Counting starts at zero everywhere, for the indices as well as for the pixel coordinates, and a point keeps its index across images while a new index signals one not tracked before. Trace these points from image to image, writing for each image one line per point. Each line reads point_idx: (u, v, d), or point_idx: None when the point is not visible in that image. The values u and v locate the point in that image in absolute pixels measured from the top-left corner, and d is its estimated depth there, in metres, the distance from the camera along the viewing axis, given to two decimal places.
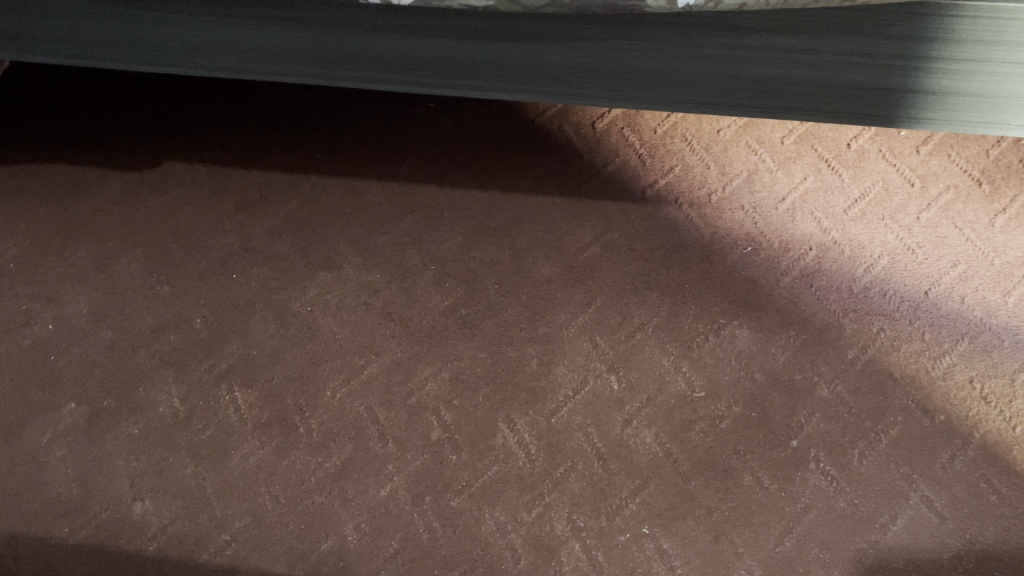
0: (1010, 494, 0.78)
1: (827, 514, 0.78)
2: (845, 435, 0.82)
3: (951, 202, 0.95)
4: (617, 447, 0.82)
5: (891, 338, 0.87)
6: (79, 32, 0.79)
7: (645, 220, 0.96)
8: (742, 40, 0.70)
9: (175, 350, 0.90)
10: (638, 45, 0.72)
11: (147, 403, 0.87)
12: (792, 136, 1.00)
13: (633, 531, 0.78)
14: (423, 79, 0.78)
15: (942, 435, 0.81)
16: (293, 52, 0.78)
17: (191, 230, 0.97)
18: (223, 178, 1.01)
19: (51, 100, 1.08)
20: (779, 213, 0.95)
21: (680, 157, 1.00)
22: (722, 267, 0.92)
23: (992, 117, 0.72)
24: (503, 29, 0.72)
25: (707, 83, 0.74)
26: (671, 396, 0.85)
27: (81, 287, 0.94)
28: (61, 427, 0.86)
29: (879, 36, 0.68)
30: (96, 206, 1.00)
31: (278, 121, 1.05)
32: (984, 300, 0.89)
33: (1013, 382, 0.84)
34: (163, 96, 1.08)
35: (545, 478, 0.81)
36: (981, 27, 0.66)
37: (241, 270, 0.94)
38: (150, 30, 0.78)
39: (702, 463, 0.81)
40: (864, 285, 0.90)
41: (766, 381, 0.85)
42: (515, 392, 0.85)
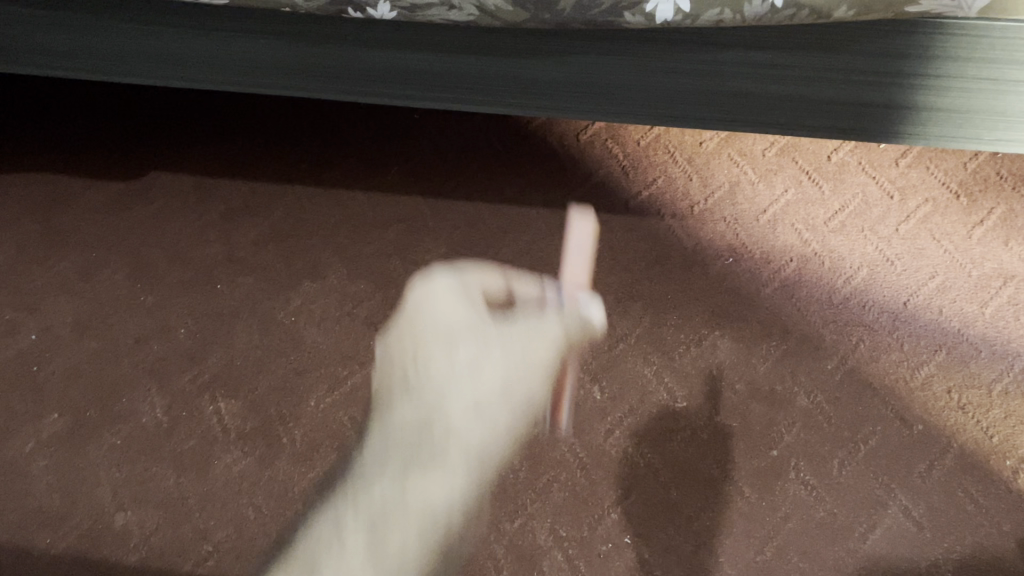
0: (987, 503, 0.79)
1: (808, 524, 0.79)
2: (824, 445, 0.83)
3: (929, 214, 0.96)
4: (599, 457, 0.83)
5: (870, 349, 0.88)
6: (65, 44, 0.80)
7: (628, 230, 0.97)
8: (719, 54, 0.71)
9: (159, 359, 0.90)
10: (616, 60, 0.73)
11: (130, 413, 0.86)
12: (773, 149, 1.02)
13: (614, 541, 0.79)
14: (406, 92, 0.79)
15: (921, 445, 0.82)
16: (277, 65, 0.78)
17: (176, 239, 0.98)
18: (209, 188, 1.01)
19: (37, 110, 1.08)
20: (760, 225, 0.96)
21: (663, 169, 1.01)
22: (704, 278, 0.93)
23: (963, 132, 0.74)
24: (483, 44, 0.73)
25: (687, 98, 0.76)
26: (652, 406, 0.85)
27: (66, 297, 0.94)
28: (43, 438, 0.86)
29: (853, 53, 0.69)
30: (80, 216, 1.00)
31: (264, 131, 1.05)
32: (962, 311, 0.90)
33: (990, 393, 0.85)
34: (150, 107, 1.09)
35: (505, 343, 0.76)
36: (951, 44, 0.67)
37: (225, 280, 0.94)
38: (134, 41, 0.78)
39: (682, 473, 0.82)
40: (843, 296, 0.91)
41: (747, 392, 0.86)
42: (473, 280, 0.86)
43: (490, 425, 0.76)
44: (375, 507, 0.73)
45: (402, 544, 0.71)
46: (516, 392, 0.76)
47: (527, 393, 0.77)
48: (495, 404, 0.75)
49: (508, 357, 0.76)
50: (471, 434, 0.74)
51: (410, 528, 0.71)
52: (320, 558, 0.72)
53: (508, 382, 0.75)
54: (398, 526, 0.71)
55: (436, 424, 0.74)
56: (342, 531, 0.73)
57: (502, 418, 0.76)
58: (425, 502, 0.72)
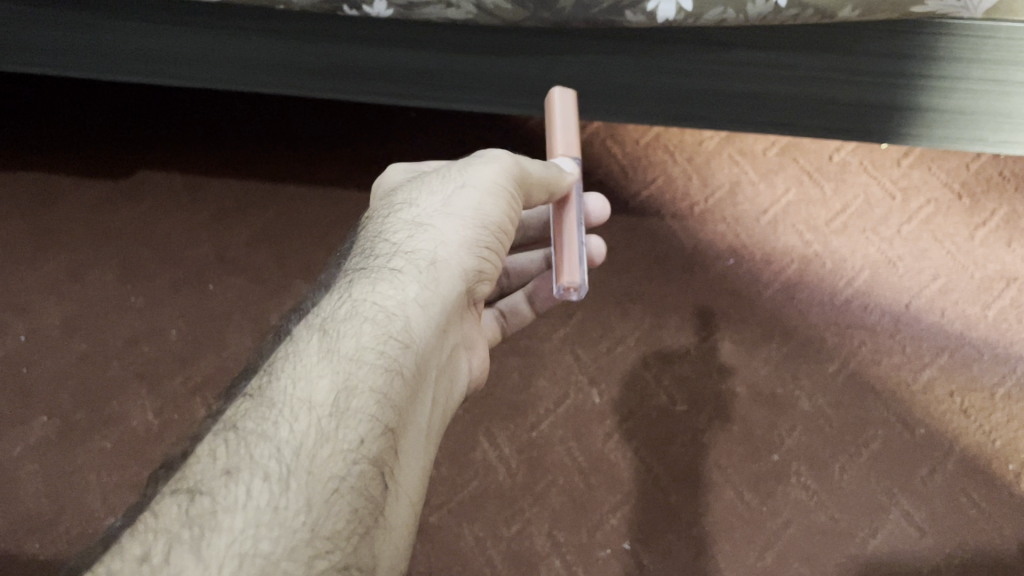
0: (989, 508, 0.78)
1: (808, 529, 0.78)
2: (824, 449, 0.82)
3: (931, 215, 0.94)
4: (597, 461, 0.82)
5: (872, 352, 0.87)
6: (54, 41, 0.78)
7: (627, 231, 0.95)
8: (721, 54, 0.70)
9: (149, 361, 0.88)
10: (616, 59, 0.71)
11: (121, 416, 0.85)
12: (774, 148, 0.99)
13: (613, 546, 0.78)
14: (403, 90, 0.78)
15: (924, 449, 0.82)
16: (272, 63, 0.77)
17: (168, 239, 0.96)
18: (201, 187, 1.00)
19: (24, 103, 1.06)
20: (761, 225, 0.95)
21: (663, 168, 0.99)
22: (703, 279, 0.92)
23: (969, 133, 0.73)
24: (481, 42, 0.71)
25: (688, 97, 0.74)
26: (652, 409, 0.84)
27: (56, 298, 0.93)
28: (32, 442, 0.84)
29: (858, 53, 0.68)
30: (71, 215, 0.98)
31: (255, 127, 1.03)
32: (964, 313, 0.89)
33: (992, 396, 0.84)
34: (136, 100, 1.06)
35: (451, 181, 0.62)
36: (957, 46, 0.65)
37: (218, 281, 0.93)
38: (124, 39, 0.77)
39: (682, 477, 0.81)
40: (845, 298, 0.90)
41: (747, 395, 0.85)
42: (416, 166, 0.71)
43: (456, 245, 0.58)
44: (319, 319, 0.54)
45: (348, 376, 0.51)
46: (465, 208, 0.59)
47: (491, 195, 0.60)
48: (440, 219, 0.58)
49: (448, 174, 0.61)
50: (421, 241, 0.58)
51: (363, 325, 0.53)
52: (267, 368, 0.53)
53: (463, 175, 0.61)
54: (347, 321, 0.53)
55: (393, 228, 0.59)
56: (273, 370, 0.52)
57: (471, 236, 0.58)
58: (382, 305, 0.54)
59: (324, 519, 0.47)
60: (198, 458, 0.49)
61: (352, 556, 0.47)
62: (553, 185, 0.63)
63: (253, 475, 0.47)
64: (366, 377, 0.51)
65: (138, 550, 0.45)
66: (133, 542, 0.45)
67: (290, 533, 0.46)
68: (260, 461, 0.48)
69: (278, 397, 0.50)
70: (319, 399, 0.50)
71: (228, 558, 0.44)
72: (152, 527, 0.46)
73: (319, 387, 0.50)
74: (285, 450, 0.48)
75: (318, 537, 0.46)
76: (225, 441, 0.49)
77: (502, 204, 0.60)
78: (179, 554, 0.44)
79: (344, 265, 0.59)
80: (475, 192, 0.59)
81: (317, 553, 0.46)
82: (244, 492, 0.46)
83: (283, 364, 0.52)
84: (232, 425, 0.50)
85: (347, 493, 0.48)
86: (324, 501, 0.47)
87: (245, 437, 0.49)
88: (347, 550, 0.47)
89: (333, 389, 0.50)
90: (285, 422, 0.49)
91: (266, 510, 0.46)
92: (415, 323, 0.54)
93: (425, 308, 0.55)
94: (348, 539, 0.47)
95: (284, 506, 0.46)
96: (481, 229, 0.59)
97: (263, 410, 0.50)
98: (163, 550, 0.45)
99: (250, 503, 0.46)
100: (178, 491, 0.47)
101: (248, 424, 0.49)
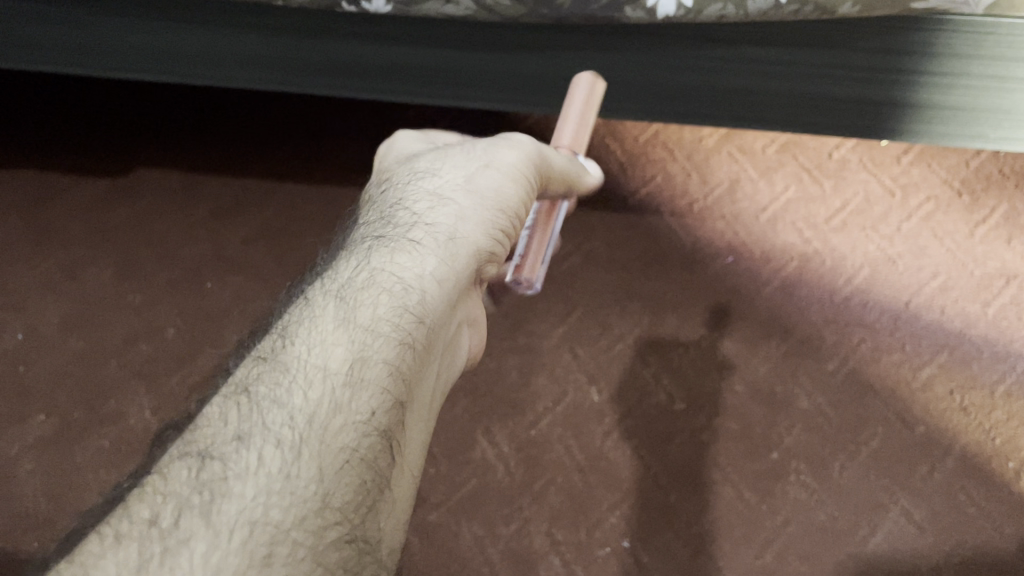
0: (989, 506, 0.78)
1: (808, 528, 0.78)
2: (824, 447, 0.81)
3: (931, 213, 0.94)
4: (597, 459, 0.82)
5: (872, 350, 0.87)
6: (49, 37, 0.77)
7: (627, 228, 0.95)
8: (721, 51, 0.69)
9: (147, 360, 0.88)
10: (615, 55, 0.71)
11: (118, 414, 0.85)
12: (774, 145, 0.99)
13: (613, 545, 0.78)
14: (402, 87, 0.78)
15: (924, 447, 0.81)
16: (269, 59, 0.77)
17: (166, 237, 0.96)
18: (199, 184, 0.99)
19: (20, 100, 1.06)
20: (761, 223, 0.95)
21: (662, 165, 0.99)
22: (703, 277, 0.92)
23: (970, 130, 0.72)
24: (480, 39, 0.71)
25: (687, 94, 0.74)
26: (652, 407, 0.84)
27: (53, 296, 0.93)
28: (29, 440, 0.84)
29: (858, 49, 0.67)
30: (68, 213, 0.98)
31: (252, 124, 1.03)
32: (964, 311, 0.88)
33: (992, 394, 0.84)
34: (133, 97, 1.05)
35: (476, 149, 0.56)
36: (958, 42, 0.65)
37: (215, 279, 0.93)
38: (121, 34, 0.76)
39: (681, 476, 0.81)
40: (845, 296, 0.90)
41: (747, 393, 0.85)
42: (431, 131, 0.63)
43: (472, 224, 0.49)
44: (336, 283, 0.48)
45: (363, 345, 0.44)
46: (488, 188, 0.50)
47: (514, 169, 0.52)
48: (463, 193, 0.50)
49: (473, 148, 0.53)
50: (442, 213, 0.50)
51: (380, 295, 0.46)
52: (278, 331, 0.47)
53: (489, 151, 0.52)
54: (365, 288, 0.47)
55: (413, 197, 0.52)
56: (287, 334, 0.46)
57: (490, 217, 0.50)
58: (400, 277, 0.47)
59: (334, 489, 0.41)
60: (207, 422, 0.43)
61: (360, 530, 0.41)
62: (570, 175, 0.56)
63: (265, 440, 0.41)
64: (380, 349, 0.44)
65: (146, 512, 0.39)
66: (141, 503, 0.40)
67: (301, 502, 0.40)
68: (272, 428, 0.42)
69: (292, 362, 0.44)
70: (334, 367, 0.44)
71: (239, 526, 0.39)
72: (161, 490, 0.40)
73: (334, 355, 0.44)
74: (298, 418, 0.42)
75: (328, 509, 0.40)
76: (237, 406, 0.43)
77: (523, 194, 0.51)
78: (189, 520, 0.39)
79: (361, 228, 0.53)
80: (497, 174, 0.51)
81: (326, 524, 0.40)
82: (256, 459, 0.41)
83: (297, 328, 0.46)
84: (244, 389, 0.44)
85: (357, 466, 0.42)
86: (335, 471, 0.41)
87: (258, 403, 0.43)
88: (354, 522, 0.41)
89: (347, 359, 0.44)
90: (297, 389, 0.43)
91: (276, 477, 0.40)
92: (433, 301, 0.47)
93: (443, 287, 0.47)
94: (356, 511, 0.41)
95: (296, 475, 0.40)
96: (502, 211, 0.50)
97: (276, 375, 0.44)
98: (174, 513, 0.39)
99: (261, 470, 0.40)
100: (187, 454, 0.41)
101: (261, 389, 0.44)
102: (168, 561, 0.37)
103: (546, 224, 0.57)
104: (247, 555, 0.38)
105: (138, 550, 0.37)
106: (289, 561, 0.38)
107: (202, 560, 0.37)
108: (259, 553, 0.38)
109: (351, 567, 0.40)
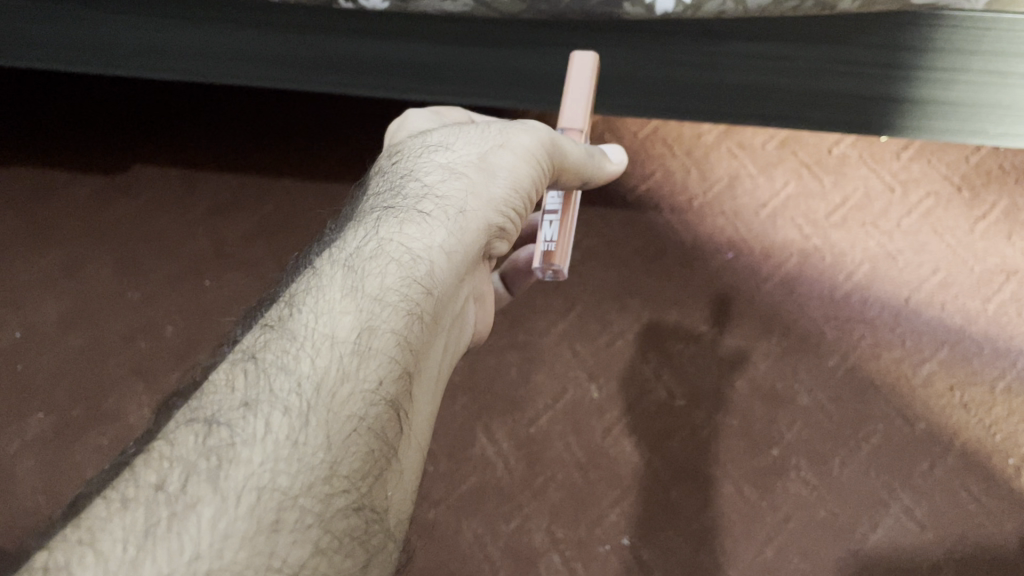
0: (989, 503, 0.78)
1: (808, 524, 0.78)
2: (824, 444, 0.81)
3: (932, 208, 0.93)
4: (597, 456, 0.82)
5: (872, 346, 0.87)
6: (45, 33, 0.77)
7: (627, 224, 0.95)
8: (720, 46, 0.69)
9: (145, 358, 0.88)
10: (614, 50, 0.71)
11: (117, 413, 0.85)
12: (773, 141, 0.99)
13: (613, 541, 0.78)
14: (399, 85, 0.77)
15: (924, 443, 0.81)
16: (265, 56, 0.76)
17: (164, 235, 0.96)
18: (197, 181, 0.99)
19: (18, 98, 1.05)
20: (761, 219, 0.94)
21: (662, 161, 0.99)
22: (703, 273, 0.92)
23: (971, 126, 0.71)
24: (478, 35, 0.71)
25: (685, 91, 0.74)
26: (652, 404, 0.84)
27: (51, 294, 0.92)
28: (28, 438, 0.84)
29: (859, 44, 0.67)
30: (66, 211, 0.98)
31: (251, 120, 1.02)
32: (964, 307, 0.88)
33: (992, 390, 0.84)
34: (130, 93, 1.05)
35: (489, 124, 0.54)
36: (958, 37, 0.65)
37: (214, 276, 0.92)
38: (117, 30, 0.76)
39: (681, 472, 0.81)
40: (845, 292, 0.90)
41: (747, 389, 0.84)
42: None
43: (483, 202, 0.48)
44: (344, 253, 0.46)
45: (370, 316, 0.42)
46: (501, 168, 0.49)
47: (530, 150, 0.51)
48: (474, 168, 0.49)
49: (488, 129, 0.52)
50: (452, 187, 0.48)
51: (389, 265, 0.44)
52: (286, 299, 0.45)
53: (505, 133, 0.51)
54: (372, 258, 0.45)
55: (423, 168, 0.50)
56: (294, 302, 0.44)
57: (502, 195, 0.49)
58: (408, 248, 0.45)
59: (341, 456, 0.39)
60: (213, 389, 0.41)
61: (367, 498, 0.39)
62: (585, 167, 0.55)
63: (272, 407, 0.39)
64: (389, 319, 0.42)
65: (152, 477, 0.38)
66: (147, 468, 0.38)
67: (308, 469, 0.38)
68: (279, 395, 0.40)
69: (300, 330, 0.42)
70: (342, 335, 0.42)
71: (247, 491, 0.37)
72: (167, 455, 0.38)
73: (342, 323, 0.42)
74: (306, 385, 0.40)
75: (335, 476, 0.38)
76: (243, 372, 0.41)
77: (535, 176, 0.50)
78: (196, 484, 0.37)
79: (370, 198, 0.50)
80: (512, 155, 0.50)
81: (333, 492, 0.38)
82: (263, 426, 0.39)
83: (305, 296, 0.44)
84: (251, 356, 0.42)
85: (366, 434, 0.40)
86: (343, 439, 0.39)
87: (265, 369, 0.41)
88: (362, 491, 0.39)
89: (356, 327, 0.42)
90: (305, 355, 0.41)
91: (283, 444, 0.38)
92: (442, 273, 0.45)
93: (453, 257, 0.46)
94: (363, 480, 0.39)
95: (303, 442, 0.38)
96: (515, 190, 0.49)
97: (283, 343, 0.42)
98: (181, 478, 0.37)
99: (268, 437, 0.38)
100: (193, 421, 0.40)
101: (269, 355, 0.42)
102: (176, 526, 0.36)
103: (568, 212, 0.57)
104: (255, 521, 0.36)
105: (145, 513, 0.36)
106: (298, 527, 0.37)
107: (210, 525, 0.36)
108: (267, 519, 0.37)
109: (357, 536, 0.39)
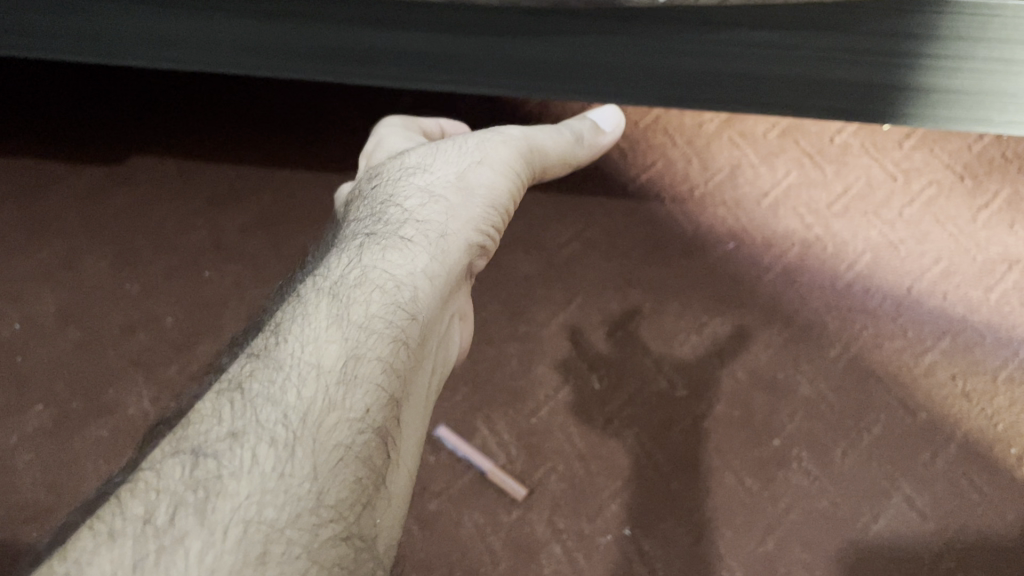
0: (991, 492, 0.78)
1: (809, 514, 0.78)
2: (826, 434, 0.81)
3: (933, 198, 0.93)
4: (597, 447, 0.81)
5: (873, 336, 0.86)
6: (40, 23, 0.76)
7: (627, 215, 0.94)
8: (721, 34, 0.68)
9: (145, 349, 0.88)
10: (613, 39, 0.70)
11: (116, 404, 0.84)
12: (774, 130, 0.98)
13: (614, 532, 0.78)
14: (397, 73, 0.77)
15: (925, 433, 0.81)
16: (263, 45, 0.75)
17: (162, 226, 0.95)
18: (195, 172, 0.99)
19: (16, 91, 1.05)
20: (762, 208, 0.94)
21: (662, 151, 0.98)
22: (703, 263, 0.91)
23: (974, 114, 0.71)
24: (476, 23, 0.70)
25: (686, 78, 0.73)
26: (652, 395, 0.84)
27: (50, 286, 0.92)
28: (27, 430, 0.83)
29: (862, 32, 0.66)
30: (63, 203, 0.97)
31: (250, 111, 1.02)
32: (966, 296, 0.88)
33: (994, 379, 0.84)
34: (130, 85, 1.04)
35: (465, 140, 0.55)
36: (963, 25, 0.63)
37: (212, 268, 0.92)
38: (114, 21, 0.75)
39: (682, 463, 0.81)
40: (846, 282, 0.89)
41: (748, 379, 0.84)
42: (410, 121, 0.62)
43: (464, 222, 0.49)
44: (328, 281, 0.46)
45: (355, 344, 0.42)
46: (480, 185, 0.50)
47: (507, 164, 0.52)
48: (453, 188, 0.50)
49: (465, 144, 0.53)
50: (432, 211, 0.49)
51: (372, 292, 0.44)
52: (271, 329, 0.44)
53: (481, 148, 0.52)
54: (356, 287, 0.45)
55: (404, 193, 0.50)
56: (279, 331, 0.44)
57: (481, 214, 0.50)
58: (392, 274, 0.45)
59: (328, 485, 0.38)
60: (199, 418, 0.40)
61: (355, 527, 0.38)
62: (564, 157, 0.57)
63: (259, 438, 0.39)
64: (374, 346, 0.42)
65: (140, 508, 0.36)
66: (134, 499, 0.37)
67: (294, 501, 0.37)
68: (266, 426, 0.39)
69: (286, 359, 0.42)
70: (328, 364, 0.41)
71: (233, 525, 0.36)
72: (154, 485, 0.37)
73: (327, 352, 0.42)
74: (293, 415, 0.40)
75: (322, 506, 0.38)
76: (229, 404, 0.41)
77: (514, 189, 0.52)
78: (185, 516, 0.36)
79: (352, 225, 0.51)
80: (490, 170, 0.51)
81: (320, 522, 0.37)
82: (250, 457, 0.38)
83: (290, 324, 0.44)
84: (237, 385, 0.41)
85: (353, 462, 0.39)
86: (329, 469, 0.39)
87: (251, 401, 0.40)
88: (350, 519, 0.38)
89: (341, 356, 0.42)
90: (291, 386, 0.41)
91: (270, 477, 0.38)
92: (426, 299, 0.45)
93: (436, 282, 0.46)
94: (351, 508, 0.39)
95: (290, 473, 0.38)
96: (492, 207, 0.50)
97: (269, 372, 0.42)
98: (169, 510, 0.36)
99: (254, 470, 0.38)
100: (180, 451, 0.39)
101: (254, 385, 0.41)
102: (165, 559, 0.35)
103: None
104: (242, 553, 0.35)
105: (134, 547, 0.35)
106: (285, 560, 0.36)
107: (197, 560, 0.35)
108: (253, 552, 0.35)
109: (347, 566, 0.37)
